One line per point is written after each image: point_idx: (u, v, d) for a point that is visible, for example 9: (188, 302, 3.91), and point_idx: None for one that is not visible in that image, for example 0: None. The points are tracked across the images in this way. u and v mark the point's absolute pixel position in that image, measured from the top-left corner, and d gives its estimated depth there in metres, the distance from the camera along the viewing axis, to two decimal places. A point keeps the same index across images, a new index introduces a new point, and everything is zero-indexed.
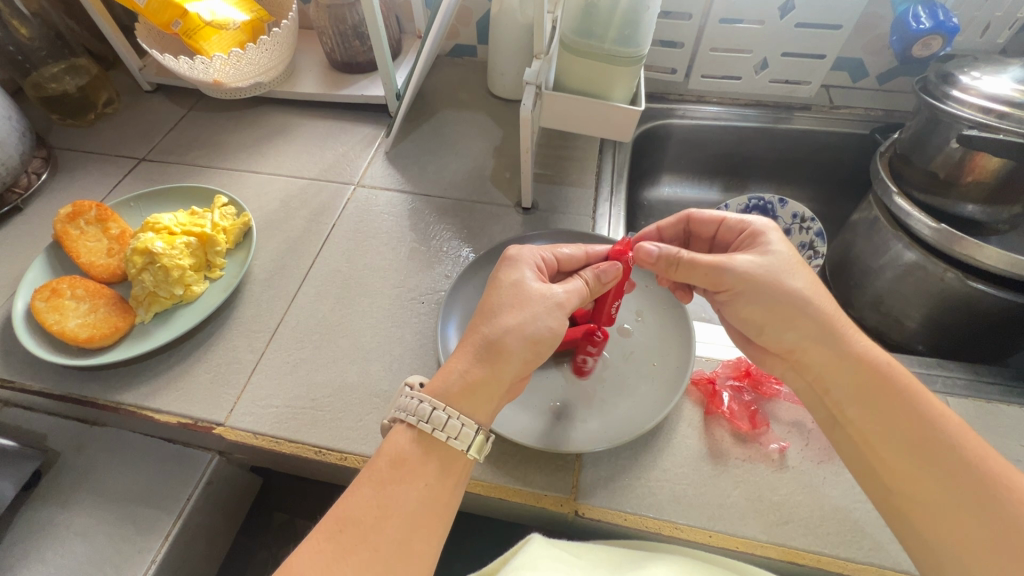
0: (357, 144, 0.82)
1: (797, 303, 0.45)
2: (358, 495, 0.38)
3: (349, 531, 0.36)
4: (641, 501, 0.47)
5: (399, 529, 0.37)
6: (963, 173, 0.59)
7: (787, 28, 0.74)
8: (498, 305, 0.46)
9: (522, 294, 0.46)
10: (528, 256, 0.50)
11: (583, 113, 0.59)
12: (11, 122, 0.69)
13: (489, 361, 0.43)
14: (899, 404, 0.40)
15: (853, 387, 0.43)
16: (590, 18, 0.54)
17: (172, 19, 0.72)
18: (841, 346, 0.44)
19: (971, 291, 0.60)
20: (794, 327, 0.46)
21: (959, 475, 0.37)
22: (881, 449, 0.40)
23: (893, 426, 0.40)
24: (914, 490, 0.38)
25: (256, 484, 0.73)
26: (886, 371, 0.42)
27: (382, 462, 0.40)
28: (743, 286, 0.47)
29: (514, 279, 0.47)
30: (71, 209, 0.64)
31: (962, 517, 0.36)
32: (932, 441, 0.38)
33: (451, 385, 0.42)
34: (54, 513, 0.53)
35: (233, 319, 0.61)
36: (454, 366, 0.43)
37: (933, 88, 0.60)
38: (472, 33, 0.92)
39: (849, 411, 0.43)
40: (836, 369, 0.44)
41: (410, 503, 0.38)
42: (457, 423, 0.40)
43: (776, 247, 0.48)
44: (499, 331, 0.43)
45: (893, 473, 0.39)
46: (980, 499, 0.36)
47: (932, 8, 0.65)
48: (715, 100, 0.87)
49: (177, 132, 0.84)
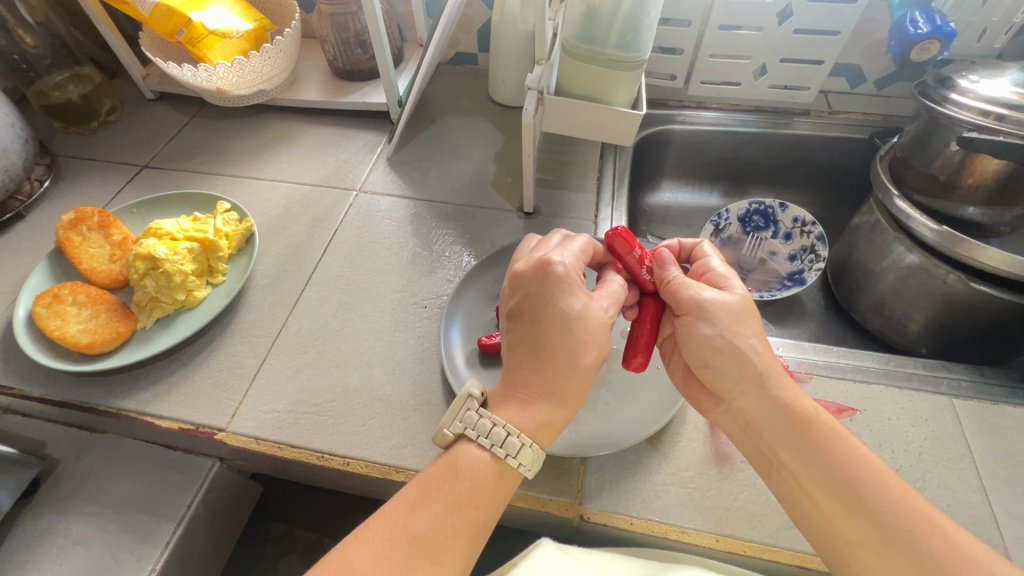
0: (359, 150, 0.83)
1: (740, 348, 0.45)
2: (430, 511, 0.37)
3: (416, 548, 0.36)
4: (647, 505, 0.47)
5: (463, 552, 0.37)
6: (964, 176, 0.59)
7: (785, 34, 0.75)
8: (569, 340, 0.43)
9: (589, 327, 0.44)
10: (571, 274, 0.45)
11: (584, 118, 0.60)
12: (15, 129, 0.70)
13: (569, 403, 0.43)
14: (827, 450, 0.41)
15: (785, 433, 0.43)
16: (592, 23, 0.55)
17: (177, 28, 0.72)
18: (770, 396, 0.44)
19: (973, 293, 0.60)
20: (732, 369, 0.46)
21: (891, 518, 0.37)
22: (816, 500, 0.40)
23: (828, 476, 0.40)
24: (855, 540, 0.38)
25: (256, 493, 0.72)
26: (814, 418, 0.43)
27: (458, 481, 0.39)
28: (702, 318, 0.47)
29: (571, 307, 0.44)
30: (74, 215, 0.64)
31: (894, 564, 0.36)
32: (861, 487, 0.39)
33: (539, 423, 0.42)
34: (53, 521, 0.53)
35: (235, 324, 0.61)
36: (537, 409, 0.42)
37: (932, 91, 0.60)
38: (473, 41, 0.93)
39: (786, 459, 0.42)
40: (771, 416, 0.44)
41: (478, 529, 0.38)
42: (517, 442, 0.40)
43: (742, 292, 0.49)
44: (580, 370, 0.43)
45: (832, 522, 0.39)
46: (912, 544, 0.36)
47: (928, 14, 0.65)
48: (715, 106, 0.87)
49: (179, 139, 0.85)
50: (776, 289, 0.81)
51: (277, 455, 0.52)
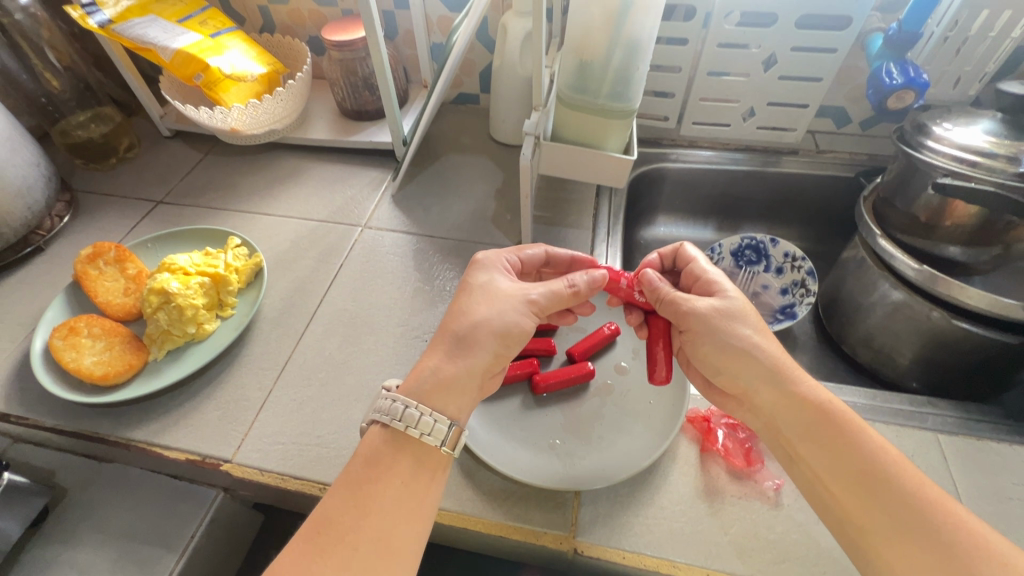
0: (365, 187, 0.86)
1: (750, 345, 0.48)
2: (335, 497, 0.40)
3: (327, 534, 0.38)
4: (640, 539, 0.48)
5: (377, 528, 0.39)
6: (942, 217, 0.62)
7: (771, 80, 0.79)
8: (469, 301, 0.49)
9: (493, 293, 0.50)
10: (493, 259, 0.54)
11: (579, 162, 0.63)
12: (39, 168, 0.74)
13: (461, 357, 0.46)
14: (843, 440, 0.41)
15: (802, 424, 0.44)
16: (584, 76, 0.58)
17: (195, 73, 0.77)
18: (785, 388, 0.45)
19: (957, 330, 0.62)
20: (745, 369, 0.48)
21: (905, 507, 0.37)
22: (831, 488, 0.41)
23: (843, 465, 0.41)
24: (870, 528, 0.38)
25: (258, 522, 0.73)
26: (831, 409, 0.43)
27: (356, 462, 0.42)
28: (704, 327, 0.50)
29: (484, 281, 0.51)
30: (92, 250, 0.67)
31: (909, 552, 0.36)
32: (877, 476, 0.39)
33: (425, 381, 0.45)
34: (60, 550, 0.54)
35: (243, 356, 0.63)
36: (428, 362, 0.46)
37: (909, 137, 0.64)
38: (475, 83, 0.98)
39: (803, 450, 0.43)
40: (788, 410, 0.45)
41: (386, 502, 0.40)
42: (431, 421, 0.42)
43: (734, 295, 0.51)
44: (471, 325, 0.47)
45: (847, 509, 0.40)
46: (926, 532, 0.36)
47: (904, 64, 0.69)
48: (706, 145, 0.91)
49: (193, 175, 0.88)
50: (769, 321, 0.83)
51: (280, 487, 0.53)
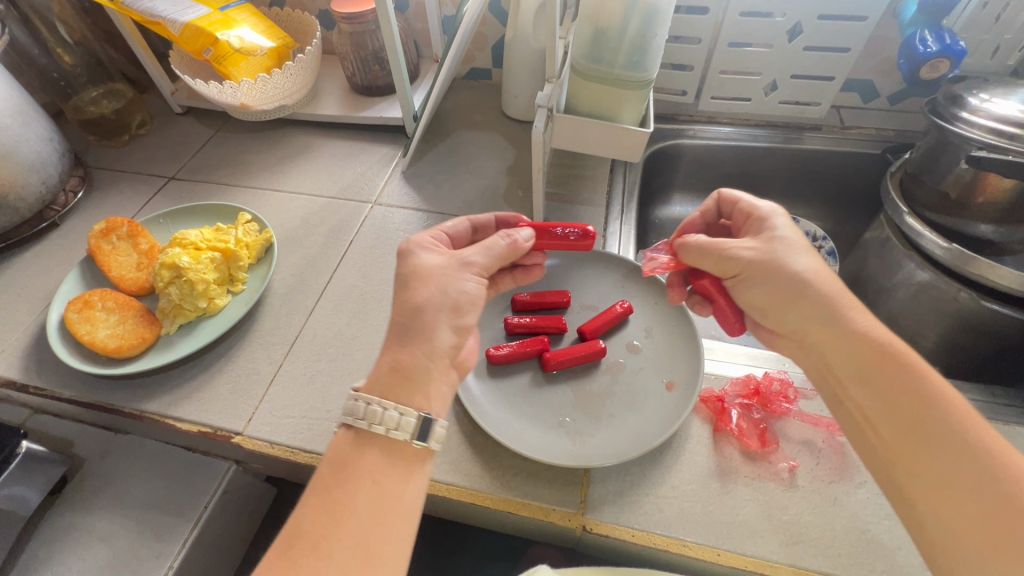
0: (376, 163, 0.85)
1: (806, 280, 0.46)
2: (305, 505, 0.38)
3: (298, 545, 0.36)
4: (649, 517, 0.47)
5: (351, 533, 0.36)
6: (975, 193, 0.59)
7: (795, 51, 0.76)
8: (404, 290, 0.45)
9: (422, 273, 0.46)
10: (418, 242, 0.49)
11: (592, 135, 0.61)
12: (52, 143, 0.74)
13: (411, 341, 0.42)
14: (900, 382, 0.40)
15: (854, 364, 0.42)
16: (600, 44, 0.56)
17: (204, 47, 0.76)
18: (839, 326, 0.44)
19: (985, 311, 0.60)
20: (793, 310, 0.47)
21: (962, 457, 0.36)
22: (880, 432, 0.40)
23: (894, 408, 0.39)
24: (915, 471, 0.37)
25: (271, 495, 0.74)
26: (889, 350, 0.41)
27: (323, 467, 0.40)
28: (748, 273, 0.49)
29: (414, 266, 0.47)
30: (105, 225, 0.67)
31: (954, 495, 0.35)
32: (930, 420, 0.38)
33: (383, 379, 0.42)
34: (78, 518, 0.55)
35: (253, 331, 0.64)
36: (385, 356, 0.43)
37: (942, 109, 0.60)
38: (487, 57, 0.95)
39: (855, 392, 0.42)
40: (841, 353, 0.43)
41: (360, 504, 0.38)
42: (395, 415, 0.40)
43: (780, 232, 0.49)
44: (415, 308, 0.43)
45: (891, 452, 0.39)
46: (978, 478, 0.35)
47: (938, 32, 0.65)
48: (726, 121, 0.88)
49: (205, 152, 0.88)
50: None
51: (290, 460, 0.54)
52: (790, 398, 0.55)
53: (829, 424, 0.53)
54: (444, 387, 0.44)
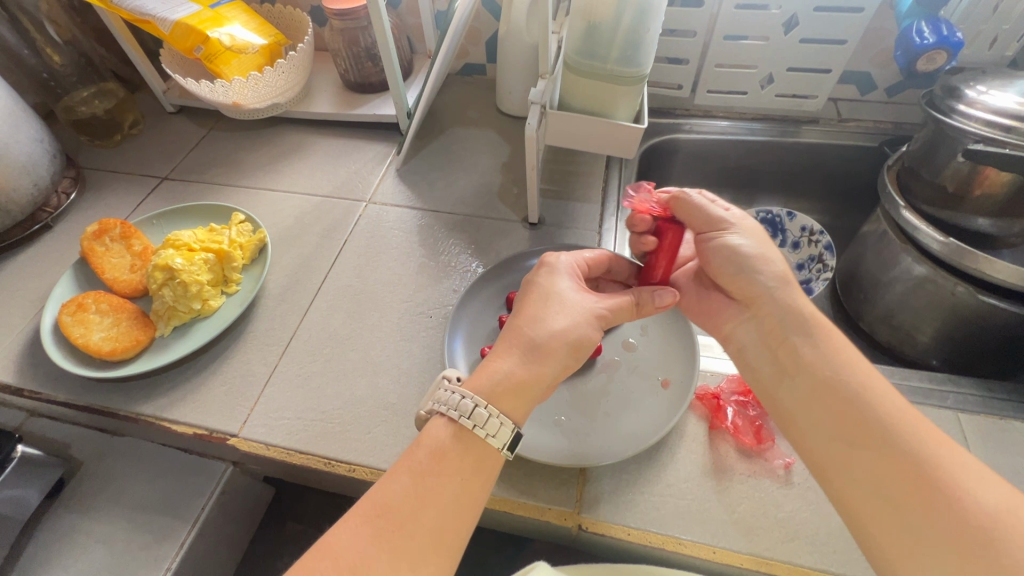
0: (370, 161, 0.85)
1: (767, 253, 0.48)
2: (396, 483, 0.39)
3: (386, 519, 0.37)
4: (644, 516, 0.47)
5: (433, 521, 0.38)
6: (972, 186, 0.59)
7: (791, 43, 0.75)
8: (540, 308, 0.47)
9: (567, 302, 0.48)
10: (564, 264, 0.52)
11: (586, 131, 0.61)
12: (44, 144, 0.73)
13: (537, 362, 0.44)
14: (845, 358, 0.42)
15: (806, 337, 0.44)
16: (592, 39, 0.56)
17: (196, 45, 0.75)
18: (794, 303, 0.46)
19: (982, 305, 0.60)
20: (755, 275, 0.48)
21: (897, 425, 0.38)
22: (823, 399, 0.41)
23: (840, 378, 0.41)
24: (853, 435, 0.39)
25: (269, 495, 0.74)
26: (836, 332, 0.44)
27: (424, 452, 0.40)
28: (725, 230, 0.50)
29: (553, 287, 0.49)
30: (98, 227, 0.67)
31: (886, 458, 0.37)
32: (870, 392, 0.40)
33: (496, 385, 0.43)
34: (76, 521, 0.55)
35: (248, 332, 0.63)
36: (502, 364, 0.44)
37: (939, 102, 0.60)
38: (481, 52, 0.95)
39: (805, 361, 0.43)
40: (791, 329, 0.45)
41: (445, 498, 0.39)
42: (497, 421, 0.41)
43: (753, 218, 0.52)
44: (550, 334, 0.46)
45: (830, 417, 0.40)
46: (910, 445, 0.37)
47: (935, 23, 0.65)
48: (722, 115, 0.87)
49: (197, 152, 0.88)
50: None
51: (286, 461, 0.54)
52: None
53: None
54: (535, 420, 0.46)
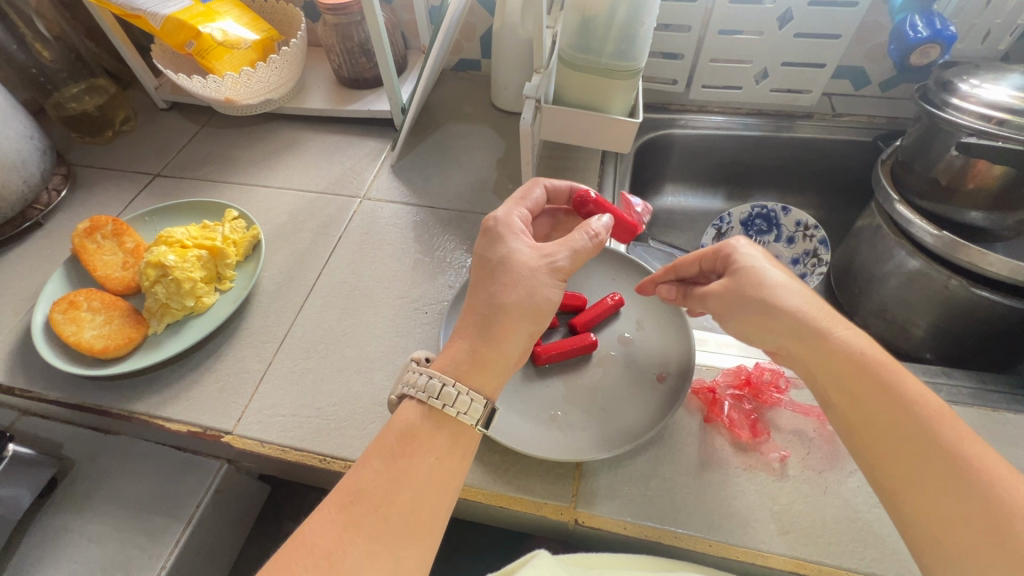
0: (364, 157, 0.84)
1: (769, 311, 0.45)
2: (368, 468, 0.39)
3: (359, 504, 0.38)
4: (641, 510, 0.48)
5: (409, 502, 0.38)
6: (965, 180, 0.59)
7: (786, 38, 0.75)
8: (490, 282, 0.46)
9: (513, 269, 0.46)
10: (508, 228, 0.50)
11: (581, 126, 0.61)
12: (33, 141, 0.73)
13: (493, 342, 0.44)
14: (880, 392, 0.39)
15: (834, 374, 0.41)
16: (587, 33, 0.55)
17: (187, 40, 0.74)
18: (823, 334, 0.43)
19: (975, 298, 0.60)
20: (770, 339, 0.46)
21: (949, 467, 0.35)
22: (867, 444, 0.39)
23: (879, 418, 0.38)
24: (903, 484, 0.36)
25: (264, 493, 0.74)
26: (870, 361, 0.41)
27: (391, 435, 0.41)
28: (719, 311, 0.49)
29: (501, 256, 0.47)
30: (89, 224, 0.66)
31: (944, 505, 0.34)
32: (914, 431, 0.37)
33: (460, 364, 0.43)
34: (69, 520, 0.55)
35: (242, 329, 0.63)
36: (463, 346, 0.44)
37: (933, 96, 0.60)
38: (476, 48, 0.94)
39: (838, 401, 0.41)
40: (812, 359, 0.43)
41: (420, 478, 0.39)
42: (469, 400, 0.41)
43: (748, 262, 0.48)
44: (500, 309, 0.44)
45: (878, 462, 0.38)
46: (969, 491, 0.34)
47: (929, 16, 0.65)
48: (717, 110, 0.87)
49: (190, 148, 0.87)
50: None
51: (281, 458, 0.53)
52: (782, 388, 0.55)
53: (820, 414, 0.53)
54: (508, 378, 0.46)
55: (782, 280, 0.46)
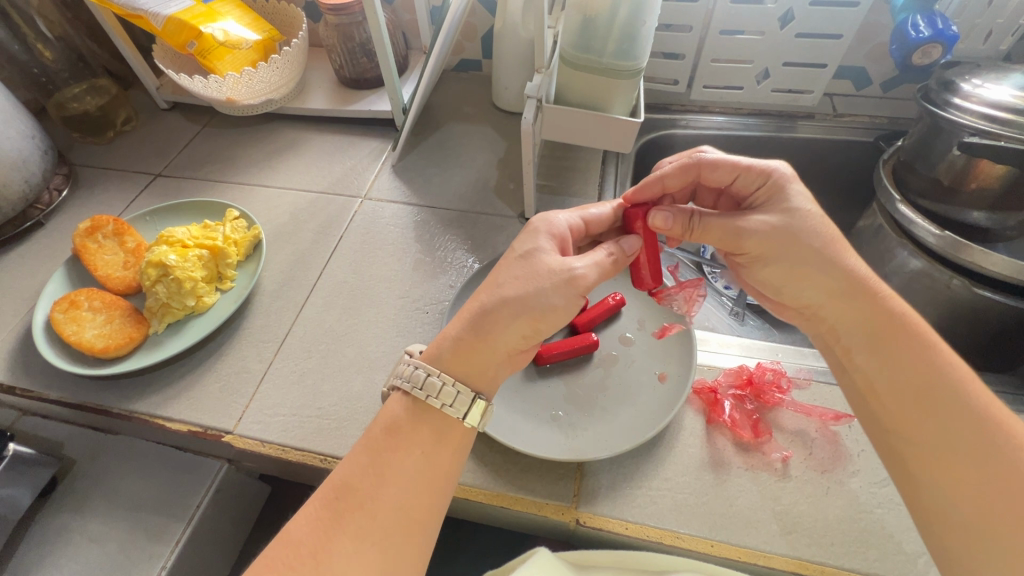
0: (365, 157, 0.84)
1: (814, 262, 0.46)
2: (354, 463, 0.40)
3: (345, 499, 0.38)
4: (642, 510, 0.47)
5: (394, 498, 0.38)
6: (967, 180, 0.59)
7: (787, 38, 0.75)
8: (502, 273, 0.45)
9: (529, 266, 0.45)
10: (548, 227, 0.48)
11: (583, 125, 0.60)
12: (35, 140, 0.73)
13: (484, 334, 0.43)
14: (907, 354, 0.41)
15: (862, 334, 0.44)
16: (588, 33, 0.55)
17: (188, 40, 0.74)
18: (855, 295, 0.45)
19: (978, 298, 0.60)
20: (806, 288, 0.47)
21: (965, 428, 0.37)
22: (883, 401, 0.42)
23: (899, 378, 0.41)
24: (916, 438, 0.39)
25: (264, 493, 0.73)
26: (900, 323, 0.43)
27: (377, 429, 0.41)
28: (758, 252, 0.48)
29: (526, 247, 0.47)
30: (91, 223, 0.66)
31: (954, 461, 0.37)
32: (935, 390, 0.39)
33: (444, 353, 0.43)
34: (69, 520, 0.55)
35: (243, 329, 0.63)
36: (453, 332, 0.44)
37: (935, 95, 0.60)
38: (477, 48, 0.94)
39: (861, 360, 0.44)
40: (849, 320, 0.45)
41: (405, 473, 0.39)
42: (452, 390, 0.41)
43: (796, 207, 0.47)
44: (497, 303, 0.43)
45: (893, 419, 0.41)
46: (981, 449, 0.36)
47: (931, 16, 0.65)
48: (718, 110, 0.87)
49: (191, 149, 0.87)
50: None
51: (282, 458, 0.53)
52: (783, 388, 0.55)
53: (822, 414, 0.53)
54: (500, 375, 0.45)
55: (829, 225, 0.47)
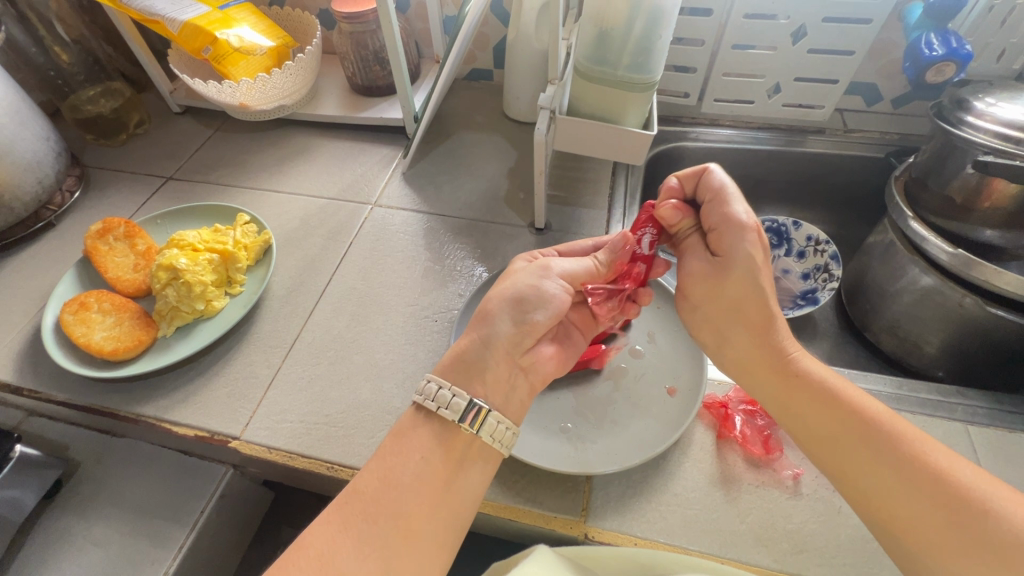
0: (376, 164, 0.85)
1: (734, 305, 0.49)
2: (360, 469, 0.40)
3: (351, 504, 0.38)
4: (652, 526, 0.47)
5: (396, 505, 0.38)
6: (981, 198, 0.59)
7: (800, 53, 0.75)
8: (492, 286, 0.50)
9: (509, 273, 0.51)
10: (527, 254, 0.55)
11: (596, 138, 0.61)
12: (50, 142, 0.73)
13: (477, 328, 0.46)
14: (820, 394, 0.43)
15: (779, 383, 0.46)
16: (604, 46, 0.56)
17: (204, 45, 0.75)
18: (766, 342, 0.47)
19: (990, 316, 0.60)
20: (728, 330, 0.50)
21: (889, 458, 0.38)
22: (815, 448, 0.43)
23: (821, 421, 0.42)
24: (851, 479, 0.40)
25: (268, 499, 0.73)
26: (805, 366, 0.45)
27: (385, 437, 0.42)
28: (691, 290, 0.52)
29: (508, 266, 0.53)
30: (102, 226, 0.67)
31: (892, 497, 0.37)
32: (853, 426, 0.40)
33: (449, 363, 0.45)
34: (73, 523, 0.54)
35: (252, 333, 0.63)
36: (459, 343, 0.47)
37: (948, 113, 0.60)
38: (489, 58, 0.95)
39: (786, 409, 0.45)
40: (766, 372, 0.47)
41: (408, 479, 0.39)
42: (448, 394, 0.42)
43: (726, 263, 0.48)
44: (487, 301, 0.48)
45: (828, 463, 0.41)
46: (911, 478, 0.37)
47: (944, 36, 0.66)
48: (728, 123, 0.87)
49: (203, 152, 0.87)
50: (790, 307, 0.80)
51: (289, 465, 0.53)
52: None
53: None
54: (503, 380, 0.45)
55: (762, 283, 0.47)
